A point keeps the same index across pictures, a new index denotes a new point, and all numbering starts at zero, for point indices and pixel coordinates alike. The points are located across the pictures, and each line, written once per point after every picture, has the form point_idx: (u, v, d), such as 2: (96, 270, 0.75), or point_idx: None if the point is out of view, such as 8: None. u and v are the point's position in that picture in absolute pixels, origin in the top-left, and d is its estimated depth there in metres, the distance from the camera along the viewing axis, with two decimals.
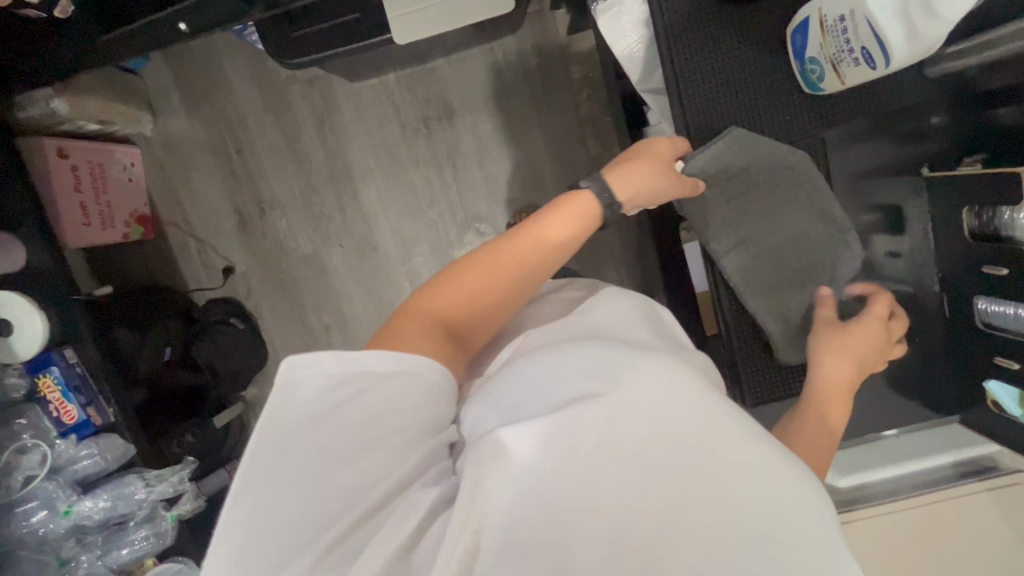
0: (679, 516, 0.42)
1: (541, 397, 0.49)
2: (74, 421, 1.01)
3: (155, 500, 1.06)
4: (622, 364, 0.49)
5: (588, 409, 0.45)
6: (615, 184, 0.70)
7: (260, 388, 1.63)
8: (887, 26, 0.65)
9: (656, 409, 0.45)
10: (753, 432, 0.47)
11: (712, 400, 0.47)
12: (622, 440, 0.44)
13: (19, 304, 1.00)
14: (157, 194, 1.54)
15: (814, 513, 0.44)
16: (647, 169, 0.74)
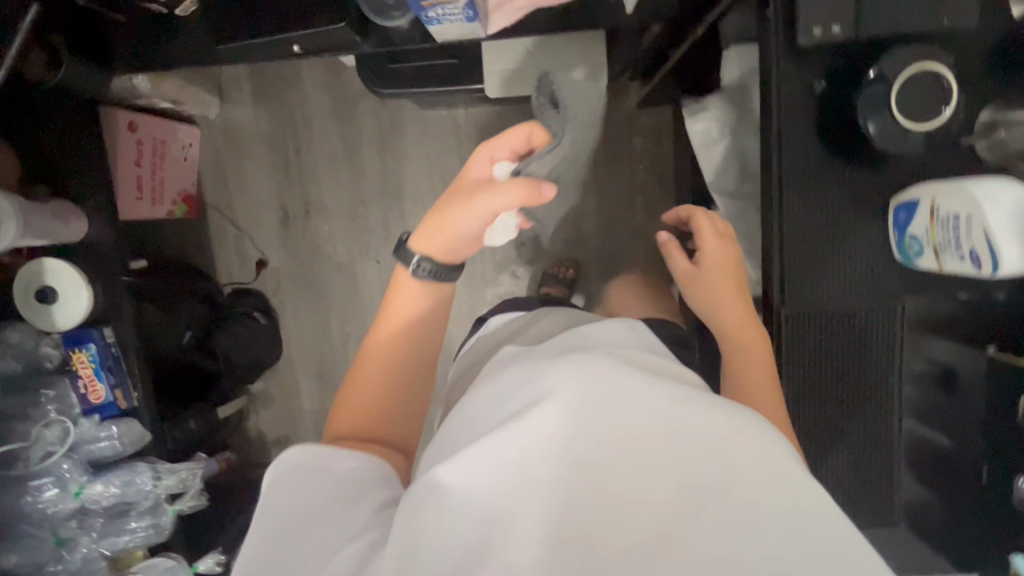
0: (620, 508, 0.39)
1: (479, 424, 0.46)
2: (100, 401, 1.01)
3: (161, 493, 1.05)
4: (547, 369, 0.46)
5: (516, 424, 0.42)
6: (421, 251, 0.69)
7: (267, 384, 1.64)
8: (1005, 239, 0.57)
9: (576, 407, 0.42)
10: (686, 397, 0.43)
11: (629, 377, 0.44)
12: (544, 450, 0.41)
13: (69, 276, 1.00)
14: (206, 176, 1.55)
15: (778, 473, 0.41)
16: (446, 215, 0.68)
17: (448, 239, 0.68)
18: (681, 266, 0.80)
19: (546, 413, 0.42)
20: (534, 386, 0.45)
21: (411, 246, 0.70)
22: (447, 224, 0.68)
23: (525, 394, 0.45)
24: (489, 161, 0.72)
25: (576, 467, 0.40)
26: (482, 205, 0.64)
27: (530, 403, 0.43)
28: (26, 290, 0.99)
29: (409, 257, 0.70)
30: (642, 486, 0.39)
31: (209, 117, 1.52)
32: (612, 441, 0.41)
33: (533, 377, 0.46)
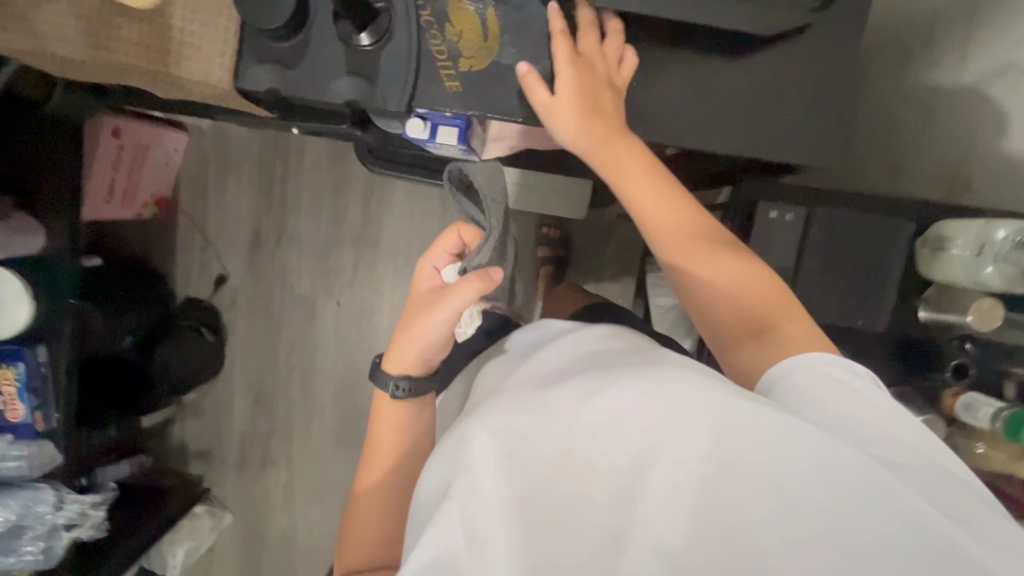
0: (569, 512, 0.41)
1: (431, 508, 0.47)
2: (17, 421, 1.02)
3: (58, 523, 1.04)
4: (462, 431, 0.48)
5: (448, 503, 0.43)
6: (398, 369, 0.66)
7: (200, 397, 1.62)
8: None
9: (490, 445, 0.44)
10: (580, 395, 0.47)
11: (529, 404, 0.48)
12: (480, 498, 0.42)
13: (10, 289, 0.97)
14: (184, 182, 1.54)
15: (700, 422, 0.42)
16: (407, 328, 0.65)
17: (420, 351, 0.64)
18: (545, 108, 0.61)
19: (471, 478, 0.43)
20: (457, 453, 0.46)
21: (385, 373, 0.66)
22: (412, 339, 0.64)
23: (450, 462, 0.47)
24: (434, 267, 0.67)
25: (515, 509, 0.41)
26: (446, 309, 0.61)
27: (454, 476, 0.45)
28: None
29: (388, 387, 0.66)
30: (584, 496, 0.42)
31: (200, 126, 1.51)
32: (535, 458, 0.43)
33: (454, 449, 0.47)
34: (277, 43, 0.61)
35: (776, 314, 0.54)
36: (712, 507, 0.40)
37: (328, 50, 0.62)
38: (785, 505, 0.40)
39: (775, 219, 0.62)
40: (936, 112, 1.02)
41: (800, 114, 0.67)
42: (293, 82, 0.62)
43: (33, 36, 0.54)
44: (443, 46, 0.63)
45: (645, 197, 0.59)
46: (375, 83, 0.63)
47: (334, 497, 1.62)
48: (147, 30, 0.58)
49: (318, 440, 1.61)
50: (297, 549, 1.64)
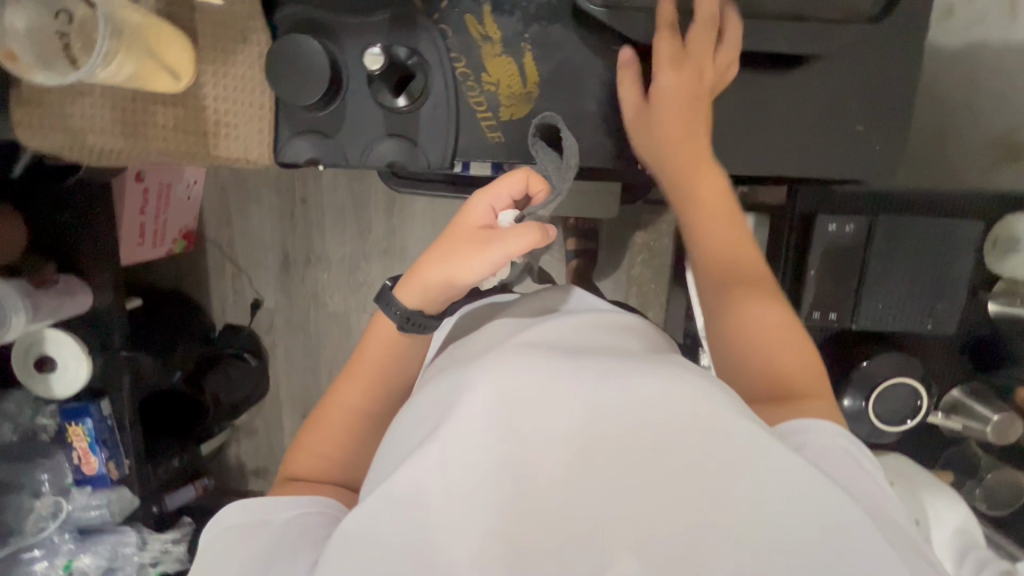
0: (550, 494, 0.37)
1: (405, 442, 0.43)
2: (93, 473, 1.05)
3: (145, 560, 1.12)
4: (460, 376, 0.43)
5: (426, 446, 0.39)
6: (410, 299, 0.57)
7: (250, 418, 1.68)
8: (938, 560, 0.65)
9: (493, 399, 0.39)
10: (599, 366, 0.41)
11: (539, 359, 0.41)
12: (465, 456, 0.38)
13: (70, 347, 1.01)
14: (209, 213, 1.55)
15: (717, 439, 0.38)
16: (436, 255, 0.55)
17: (441, 289, 0.55)
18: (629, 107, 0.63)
19: (458, 432, 0.38)
20: (450, 397, 0.41)
21: (397, 298, 0.58)
22: (435, 276, 0.54)
23: (443, 400, 0.42)
24: (489, 209, 0.53)
25: (500, 474, 0.37)
26: (487, 260, 0.50)
27: (440, 422, 0.40)
28: (26, 358, 1.00)
29: (393, 313, 0.58)
30: (570, 477, 0.37)
31: None
32: (535, 426, 0.38)
33: (449, 390, 0.43)
34: (315, 113, 0.66)
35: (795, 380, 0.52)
36: (695, 511, 0.37)
37: (365, 113, 0.65)
38: (777, 525, 0.37)
39: (834, 232, 0.65)
40: (989, 71, 0.95)
41: (861, 124, 0.64)
42: (335, 149, 0.66)
43: (65, 128, 0.63)
44: (482, 98, 0.66)
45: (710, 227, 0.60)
46: (417, 142, 0.66)
47: None
48: (180, 114, 0.67)
49: None
50: None
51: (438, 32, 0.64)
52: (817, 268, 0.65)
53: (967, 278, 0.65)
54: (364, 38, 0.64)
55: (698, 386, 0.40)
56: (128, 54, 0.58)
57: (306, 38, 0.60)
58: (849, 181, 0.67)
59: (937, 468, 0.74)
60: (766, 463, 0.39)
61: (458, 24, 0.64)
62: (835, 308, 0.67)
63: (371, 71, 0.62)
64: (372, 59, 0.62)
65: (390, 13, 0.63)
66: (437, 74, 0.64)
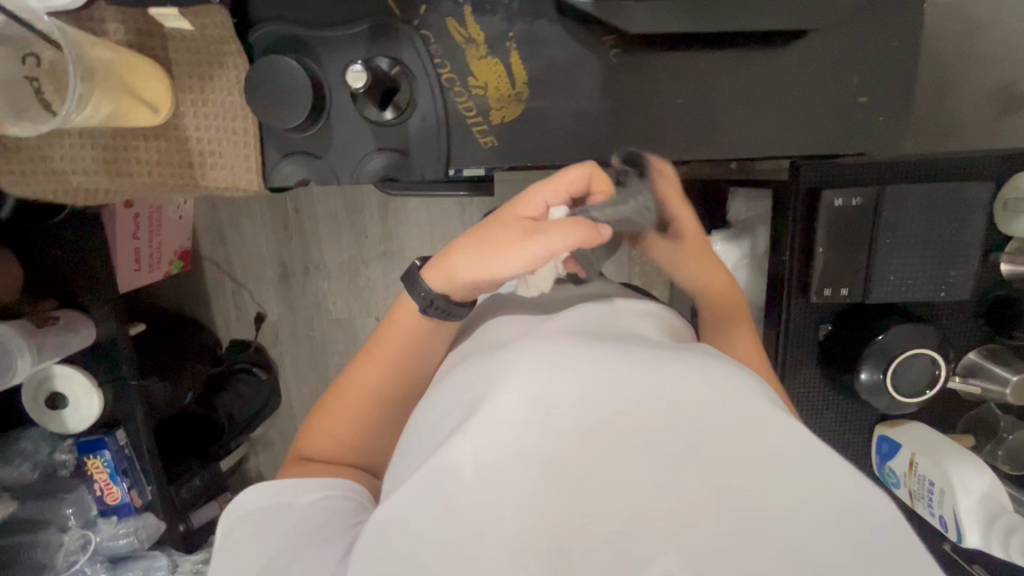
0: (588, 484, 0.36)
1: (431, 435, 0.43)
2: (116, 502, 1.06)
3: None
4: (487, 368, 0.43)
5: (458, 439, 0.38)
6: (438, 283, 0.54)
7: (265, 430, 1.68)
8: (969, 527, 0.65)
9: (527, 390, 0.39)
10: (629, 359, 0.41)
11: (569, 350, 0.41)
12: (500, 446, 0.38)
13: (79, 381, 1.00)
14: (202, 231, 1.54)
15: (749, 430, 0.38)
16: (473, 241, 0.51)
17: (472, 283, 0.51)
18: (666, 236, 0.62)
19: (491, 423, 0.38)
20: (479, 389, 0.41)
21: (425, 280, 0.54)
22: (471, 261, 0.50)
23: (471, 392, 0.41)
24: (544, 204, 0.49)
25: (535, 466, 0.37)
26: (538, 248, 0.45)
27: (470, 413, 0.39)
28: (37, 395, 1.00)
29: (417, 295, 0.55)
30: (608, 468, 0.37)
31: None
32: (570, 415, 0.38)
33: (477, 382, 0.42)
34: (301, 134, 0.64)
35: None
36: (731, 498, 0.36)
37: (352, 128, 0.64)
38: (812, 508, 0.37)
39: (841, 205, 0.64)
40: (984, 21, 0.93)
41: (864, 97, 0.64)
42: (325, 168, 0.65)
43: (51, 171, 0.64)
44: (470, 102, 0.64)
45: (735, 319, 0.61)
46: (409, 154, 0.65)
47: None
48: (164, 147, 0.66)
49: None
50: None
51: (421, 40, 0.62)
52: (827, 244, 0.65)
53: (979, 242, 0.64)
54: (344, 53, 0.62)
55: (729, 380, 0.41)
56: (102, 95, 0.58)
57: (284, 59, 0.59)
58: (852, 154, 0.66)
59: (957, 431, 0.75)
60: (799, 450, 0.38)
61: (439, 29, 0.62)
62: (847, 282, 0.66)
63: (356, 89, 0.60)
64: (355, 76, 0.59)
65: (369, 23, 0.61)
66: (422, 82, 0.63)
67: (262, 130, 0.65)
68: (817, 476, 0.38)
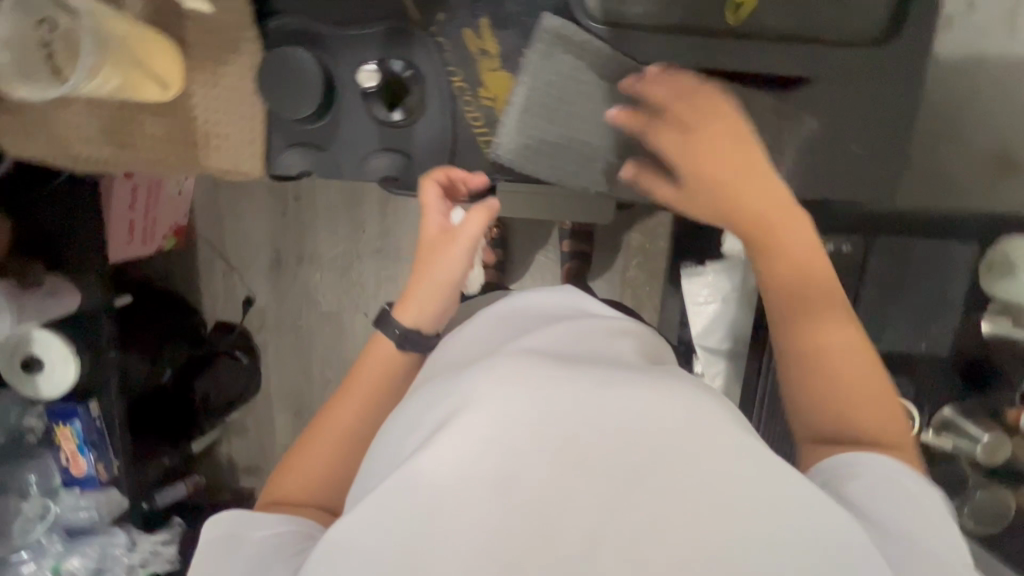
0: (545, 508, 0.37)
1: (394, 451, 0.43)
2: (81, 474, 1.05)
3: (133, 562, 1.09)
4: (451, 382, 0.42)
5: (416, 461, 0.38)
6: (414, 315, 0.61)
7: (241, 416, 1.67)
8: None
9: (489, 409, 0.38)
10: (598, 379, 0.40)
11: (536, 367, 0.40)
12: (460, 465, 0.38)
13: (57, 348, 0.99)
14: (199, 210, 1.54)
15: (711, 452, 0.38)
16: (426, 269, 0.62)
17: (442, 295, 0.61)
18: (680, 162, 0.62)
19: (452, 442, 0.38)
20: (441, 408, 0.41)
21: (397, 318, 0.60)
22: (436, 282, 0.61)
23: (436, 408, 0.41)
24: (440, 211, 0.64)
25: (491, 488, 0.37)
26: (466, 249, 0.61)
27: (433, 431, 0.40)
28: (11, 360, 0.99)
29: (393, 332, 0.60)
30: (567, 491, 0.37)
31: None
32: (530, 435, 0.38)
33: (442, 396, 0.42)
34: (306, 125, 0.65)
35: (870, 409, 0.54)
36: (689, 525, 0.36)
37: (359, 125, 0.65)
38: (772, 539, 0.37)
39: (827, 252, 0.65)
40: (985, 85, 0.95)
41: (860, 148, 0.65)
42: (327, 162, 0.66)
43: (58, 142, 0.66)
44: (478, 113, 0.66)
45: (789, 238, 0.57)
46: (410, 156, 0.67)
47: None
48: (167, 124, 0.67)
49: None
50: None
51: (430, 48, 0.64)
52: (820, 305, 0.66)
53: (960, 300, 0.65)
54: (358, 51, 0.63)
55: (702, 401, 0.40)
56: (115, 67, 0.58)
57: (295, 50, 0.60)
58: (845, 202, 0.67)
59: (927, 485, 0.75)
60: (761, 476, 0.38)
61: (453, 38, 0.63)
62: None
63: (366, 87, 0.63)
64: (367, 75, 0.63)
65: (386, 24, 0.62)
66: (431, 88, 0.65)
67: (268, 117, 0.66)
68: (782, 509, 0.38)
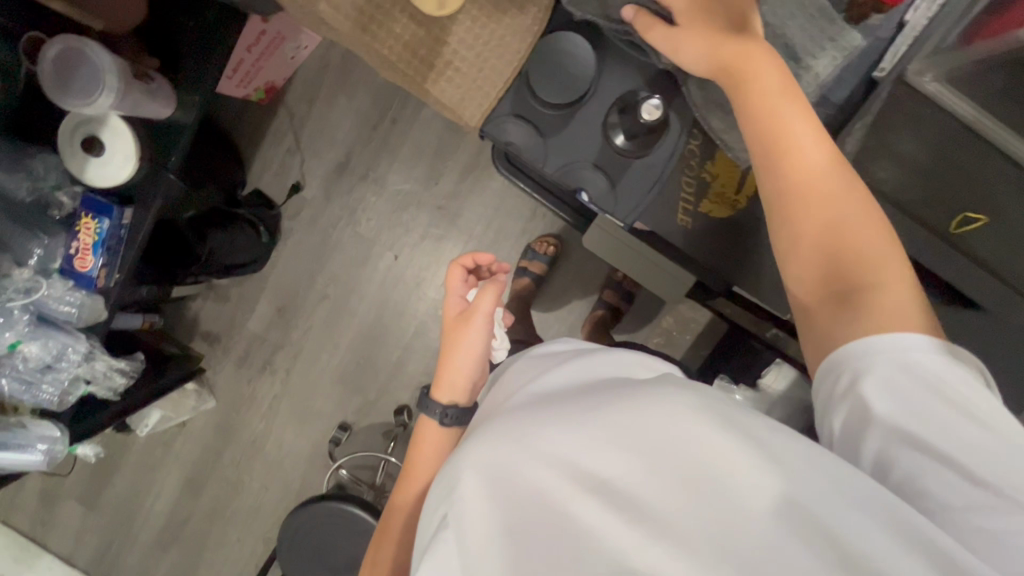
0: (561, 534, 0.39)
1: (423, 536, 0.47)
2: (83, 271, 0.99)
3: (78, 375, 1.07)
4: (453, 460, 0.48)
5: (444, 534, 0.43)
6: (444, 396, 0.70)
7: (230, 284, 1.63)
8: None
9: (485, 470, 0.43)
10: (573, 416, 0.44)
11: (516, 427, 0.46)
12: (476, 526, 0.42)
13: (123, 146, 0.95)
14: (298, 81, 1.51)
15: (702, 445, 0.40)
16: (446, 354, 0.71)
17: (468, 371, 0.70)
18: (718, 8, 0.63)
19: (465, 509, 0.43)
20: (446, 488, 0.46)
21: (431, 402, 0.70)
22: (461, 358, 0.70)
23: (446, 485, 0.46)
24: (460, 293, 0.76)
25: (505, 530, 0.40)
26: (482, 323, 0.70)
27: (447, 509, 0.44)
28: (73, 135, 0.94)
29: (435, 413, 0.69)
30: (583, 514, 0.39)
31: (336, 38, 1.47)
32: (524, 478, 0.42)
33: (447, 477, 0.47)
34: (545, 110, 0.79)
35: (871, 269, 0.49)
36: (716, 527, 0.37)
37: (588, 138, 0.79)
38: (801, 513, 0.37)
39: None
40: None
41: None
42: (541, 146, 0.80)
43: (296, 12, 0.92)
44: (693, 182, 0.76)
45: (767, 102, 0.55)
46: (613, 183, 0.79)
47: (314, 427, 1.63)
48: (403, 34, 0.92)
49: (321, 371, 1.62)
50: (259, 457, 1.66)
51: (669, 104, 0.75)
52: None
53: None
54: (622, 72, 0.77)
55: (678, 399, 0.42)
56: None
57: (580, 44, 0.76)
58: None
59: None
60: (761, 452, 0.39)
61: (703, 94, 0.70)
62: None
63: (641, 117, 0.75)
64: (649, 109, 0.75)
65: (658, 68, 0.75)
66: (669, 141, 0.77)
67: (512, 85, 0.81)
68: (796, 485, 0.38)
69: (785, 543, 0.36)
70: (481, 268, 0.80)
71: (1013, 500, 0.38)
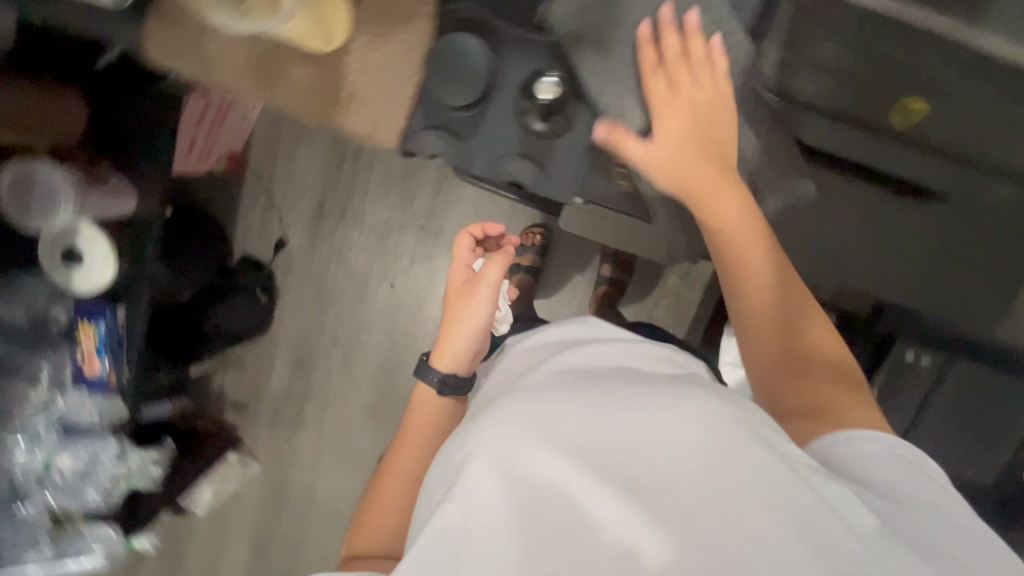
0: (573, 529, 0.39)
1: (423, 512, 0.47)
2: (93, 375, 1.04)
3: (117, 474, 1.11)
4: (464, 435, 0.47)
5: (447, 504, 0.42)
6: (445, 359, 0.69)
7: (243, 351, 1.66)
8: None
9: (502, 453, 0.43)
10: (595, 403, 0.44)
11: (535, 408, 0.45)
12: (485, 505, 0.41)
13: (102, 251, 0.98)
14: (256, 142, 1.53)
15: (726, 446, 0.41)
16: (451, 319, 0.72)
17: (472, 335, 0.70)
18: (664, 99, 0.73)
19: (473, 488, 0.42)
20: (456, 464, 0.45)
21: (433, 368, 0.69)
22: (465, 325, 0.70)
23: (454, 460, 0.45)
24: (467, 260, 0.77)
25: (515, 519, 0.41)
26: (487, 291, 0.70)
27: (453, 482, 0.44)
28: (53, 247, 0.97)
29: (432, 380, 0.69)
30: (596, 505, 0.40)
31: None
32: (542, 468, 0.41)
33: (457, 452, 0.46)
34: (458, 114, 0.79)
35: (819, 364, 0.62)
36: (725, 521, 0.38)
37: (507, 130, 0.79)
38: (806, 519, 0.39)
39: None
40: None
41: None
42: (463, 149, 0.80)
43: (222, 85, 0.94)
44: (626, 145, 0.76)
45: (716, 205, 0.67)
46: (540, 164, 0.79)
47: (358, 466, 1.66)
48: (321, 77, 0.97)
49: (350, 412, 1.65)
50: (313, 507, 1.69)
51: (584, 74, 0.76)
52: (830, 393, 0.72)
53: None
54: (527, 56, 0.78)
55: (701, 401, 0.43)
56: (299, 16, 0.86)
57: (468, 42, 0.77)
58: None
59: None
60: (776, 461, 0.41)
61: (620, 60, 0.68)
62: None
63: (540, 98, 0.77)
64: (547, 88, 0.77)
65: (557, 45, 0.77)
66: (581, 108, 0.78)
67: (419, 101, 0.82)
68: (804, 494, 0.40)
69: (794, 549, 0.37)
70: (490, 239, 0.81)
71: (977, 540, 0.44)
